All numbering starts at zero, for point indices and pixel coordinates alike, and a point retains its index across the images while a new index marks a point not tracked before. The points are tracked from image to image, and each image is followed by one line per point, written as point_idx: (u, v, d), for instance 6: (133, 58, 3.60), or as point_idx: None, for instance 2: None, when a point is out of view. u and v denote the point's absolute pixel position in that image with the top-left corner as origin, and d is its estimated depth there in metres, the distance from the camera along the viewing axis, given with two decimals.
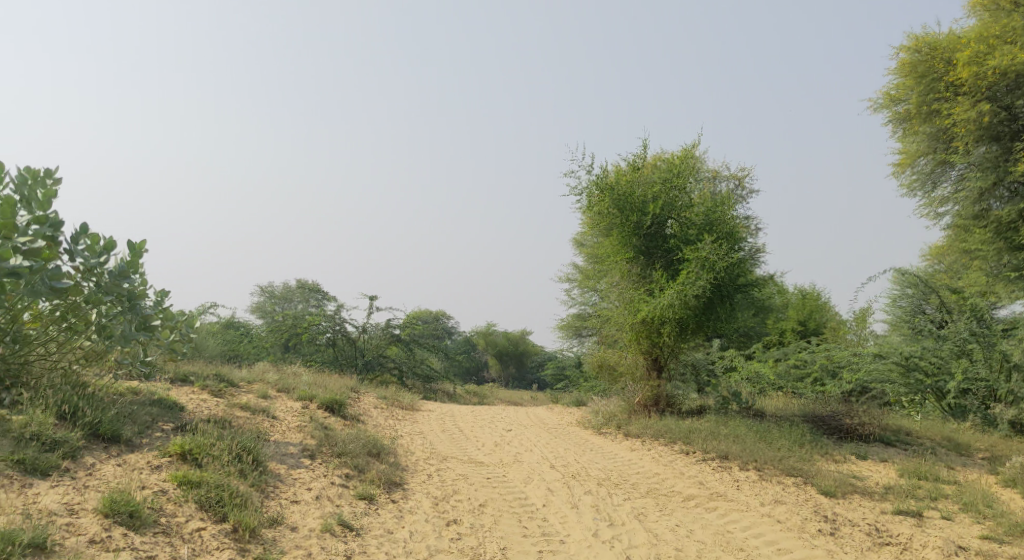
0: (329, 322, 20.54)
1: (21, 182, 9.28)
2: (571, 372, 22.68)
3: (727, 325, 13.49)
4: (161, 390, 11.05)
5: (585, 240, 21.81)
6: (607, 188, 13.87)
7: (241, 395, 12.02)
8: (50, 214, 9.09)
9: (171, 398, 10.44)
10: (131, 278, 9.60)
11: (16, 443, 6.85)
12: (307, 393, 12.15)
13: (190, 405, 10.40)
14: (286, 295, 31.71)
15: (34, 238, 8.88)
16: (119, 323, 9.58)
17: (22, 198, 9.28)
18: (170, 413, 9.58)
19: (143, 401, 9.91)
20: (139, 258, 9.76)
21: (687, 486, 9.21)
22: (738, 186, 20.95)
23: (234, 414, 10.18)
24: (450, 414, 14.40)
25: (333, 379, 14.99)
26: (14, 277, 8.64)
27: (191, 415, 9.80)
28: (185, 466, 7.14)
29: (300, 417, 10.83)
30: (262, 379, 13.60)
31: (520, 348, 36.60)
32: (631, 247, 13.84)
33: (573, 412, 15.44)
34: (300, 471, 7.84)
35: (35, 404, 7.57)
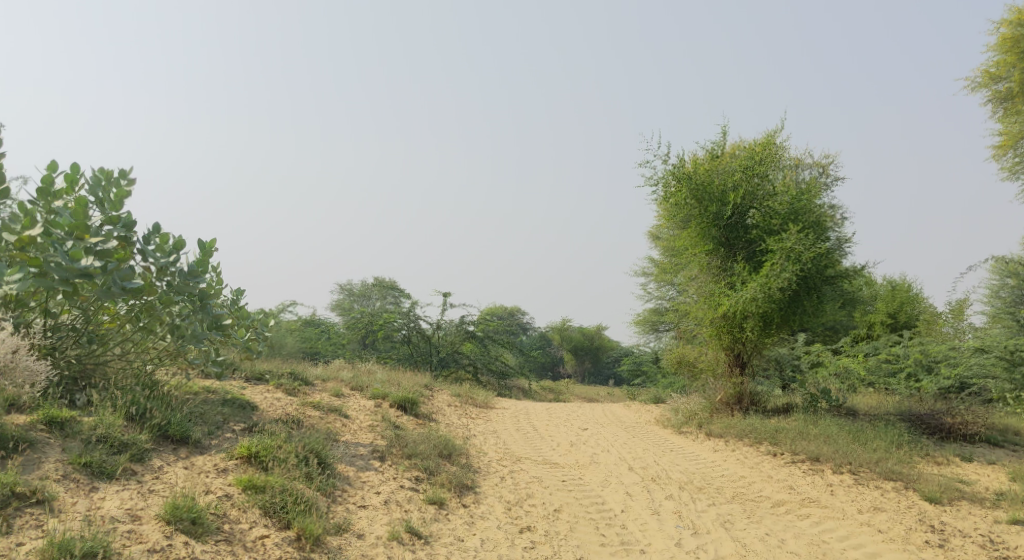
0: (404, 320, 20.42)
1: (94, 183, 9.31)
2: (648, 368, 22.05)
3: (814, 319, 12.76)
4: (234, 389, 11.01)
5: (661, 233, 21.15)
6: (684, 177, 13.26)
7: (314, 393, 11.91)
8: (121, 214, 9.09)
9: (244, 398, 10.37)
10: (202, 277, 9.58)
11: (86, 445, 6.80)
12: (380, 391, 11.96)
13: (263, 404, 10.31)
14: (363, 292, 31.84)
15: (106, 239, 8.89)
16: (192, 323, 9.59)
17: (95, 199, 9.31)
18: (241, 413, 9.49)
19: (216, 401, 9.86)
20: (209, 258, 9.72)
21: (776, 491, 8.63)
22: (822, 173, 19.97)
23: (305, 414, 10.04)
24: (525, 412, 14.05)
25: (407, 377, 14.80)
26: (86, 277, 8.64)
27: (262, 414, 9.70)
28: (251, 469, 6.97)
29: (371, 416, 10.63)
30: (335, 377, 13.48)
31: (596, 343, 35.98)
32: (710, 239, 13.23)
33: (651, 410, 14.91)
34: (369, 474, 7.60)
35: (106, 405, 7.53)
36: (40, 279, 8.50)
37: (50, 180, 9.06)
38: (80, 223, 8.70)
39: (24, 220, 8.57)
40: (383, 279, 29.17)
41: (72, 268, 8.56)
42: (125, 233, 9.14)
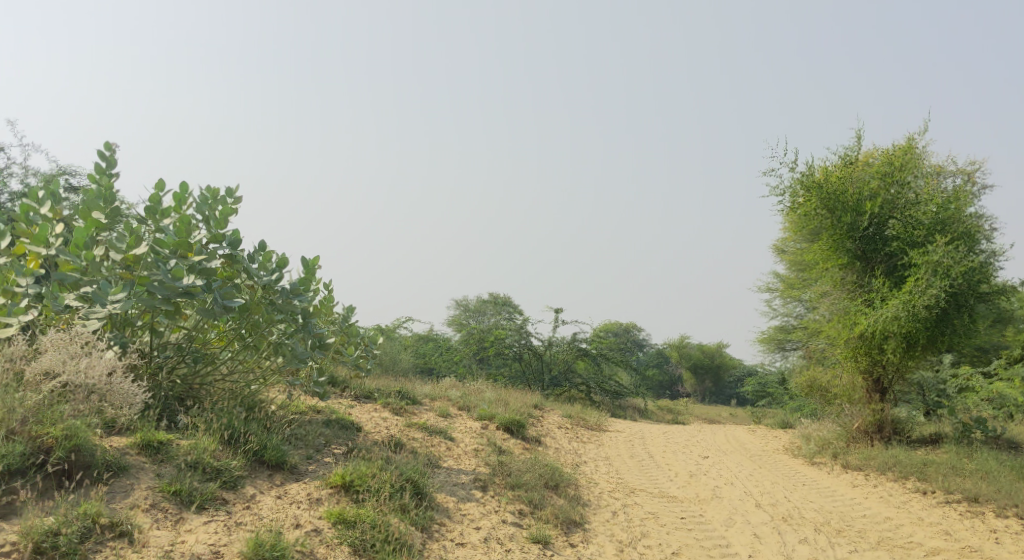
0: (516, 336, 20.06)
1: (201, 201, 9.19)
2: (774, 389, 20.77)
3: (965, 340, 11.45)
4: (341, 408, 10.75)
5: (787, 246, 19.90)
6: (814, 186, 12.24)
7: (421, 413, 11.52)
8: (225, 232, 8.94)
9: (349, 418, 10.06)
10: (304, 296, 9.32)
11: (179, 471, 6.64)
12: (488, 412, 11.46)
13: (368, 425, 9.99)
14: (478, 308, 31.73)
15: (209, 257, 8.75)
16: (295, 341, 9.34)
17: (202, 217, 9.19)
18: (344, 434, 9.18)
19: (320, 421, 9.59)
20: (313, 275, 9.46)
21: (929, 536, 7.58)
22: (967, 180, 18.34)
23: (410, 436, 9.65)
24: (641, 435, 13.26)
25: (517, 396, 14.28)
26: (188, 296, 8.49)
27: (366, 436, 9.36)
28: (345, 500, 6.57)
29: (478, 439, 10.14)
30: (444, 395, 13.09)
31: (717, 361, 34.53)
32: (845, 252, 12.15)
33: (779, 437, 13.83)
34: (470, 506, 7.08)
35: (202, 428, 7.32)
36: (143, 298, 8.40)
37: (158, 198, 9.00)
38: (183, 241, 8.59)
39: (129, 239, 8.55)
40: (497, 295, 28.90)
41: (174, 287, 8.42)
42: (229, 251, 8.98)
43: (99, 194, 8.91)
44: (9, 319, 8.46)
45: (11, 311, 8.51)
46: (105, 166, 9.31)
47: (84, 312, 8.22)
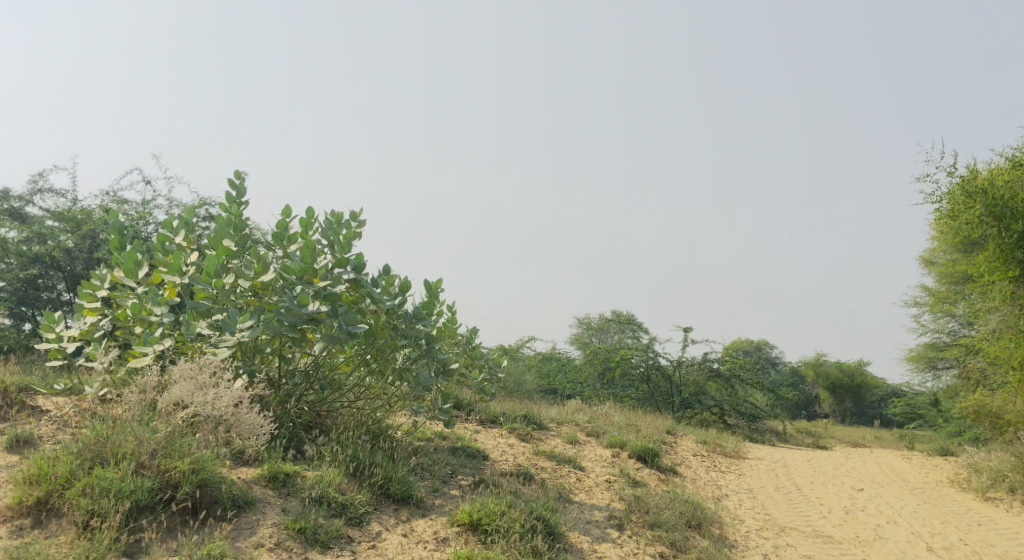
0: (642, 356, 19.32)
1: (326, 226, 9.11)
2: (926, 411, 19.22)
3: None
4: (466, 434, 10.43)
5: (937, 257, 18.36)
6: (978, 191, 11.11)
7: (548, 438, 11.05)
8: (350, 256, 8.81)
9: (476, 445, 9.72)
10: (427, 320, 9.06)
11: (304, 505, 6.48)
12: (619, 438, 10.87)
13: (495, 452, 9.63)
14: (601, 327, 31.01)
15: (334, 282, 8.62)
16: (419, 368, 9.08)
17: (327, 242, 9.11)
18: (472, 464, 8.84)
19: (446, 448, 9.29)
20: (436, 299, 9.21)
21: None
22: None
23: (539, 465, 9.22)
24: (784, 463, 12.34)
25: (647, 420, 13.62)
26: (313, 323, 8.36)
27: (494, 465, 8.99)
28: (473, 540, 6.26)
29: (610, 468, 9.60)
30: (571, 420, 12.58)
31: (857, 381, 32.45)
32: (1015, 263, 10.83)
33: (939, 466, 12.63)
34: (606, 548, 6.59)
35: (326, 459, 7.13)
36: (271, 326, 8.31)
37: (285, 224, 8.97)
38: (308, 266, 8.48)
39: (257, 266, 8.55)
40: (620, 314, 28.20)
41: (300, 313, 8.31)
42: (353, 276, 8.84)
43: (229, 222, 8.97)
44: (145, 348, 8.56)
45: (147, 340, 8.62)
46: (235, 195, 9.39)
47: (214, 340, 8.20)
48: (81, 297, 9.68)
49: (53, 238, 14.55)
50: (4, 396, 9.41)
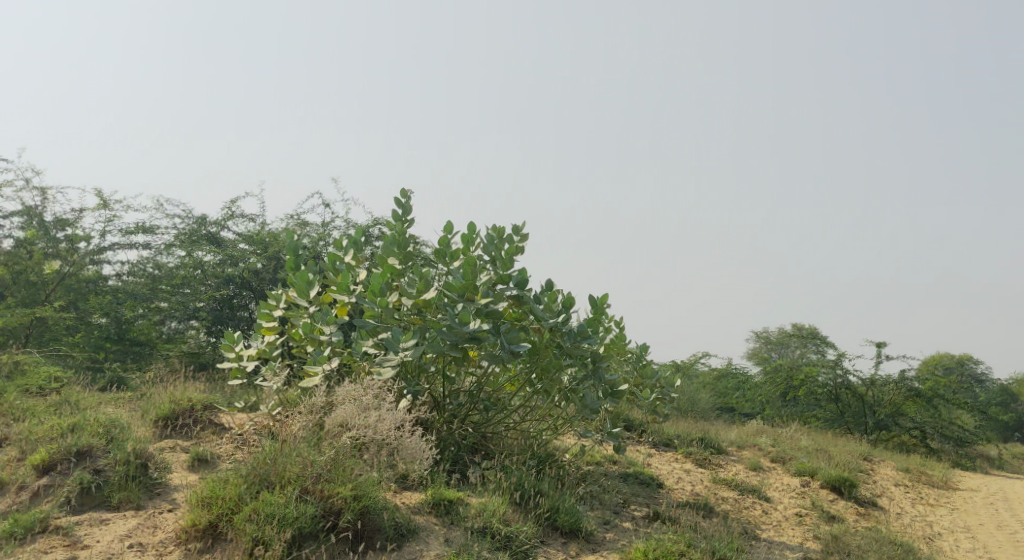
0: (829, 374, 17.76)
1: (488, 242, 8.84)
2: None
3: None
4: (639, 458, 9.83)
5: None
6: None
7: (729, 464, 10.23)
8: (512, 273, 8.49)
9: (650, 471, 9.11)
10: (594, 338, 8.56)
11: (468, 536, 6.21)
12: (809, 465, 9.88)
13: (670, 479, 8.98)
14: (780, 341, 29.36)
15: (496, 299, 8.31)
16: (586, 389, 8.61)
17: (488, 257, 8.83)
18: (647, 492, 8.26)
19: (617, 474, 8.76)
20: (602, 316, 8.69)
21: None
22: None
23: (719, 494, 8.50)
24: (1006, 496, 10.82)
25: (840, 444, 12.43)
26: (475, 341, 8.08)
27: (670, 494, 8.36)
28: None
29: (800, 499, 8.69)
30: (753, 443, 11.65)
31: None
32: None
33: None
34: None
35: (490, 487, 6.82)
36: (433, 344, 8.09)
37: (447, 240, 8.77)
38: (469, 283, 8.21)
39: (420, 284, 8.39)
40: (802, 328, 26.55)
41: (461, 332, 8.05)
42: (516, 292, 8.50)
43: (394, 239, 8.89)
44: (314, 368, 8.61)
45: (316, 360, 8.66)
46: (401, 213, 9.32)
47: (378, 359, 8.07)
48: (259, 317, 9.88)
49: (245, 260, 15.27)
50: (190, 414, 9.65)
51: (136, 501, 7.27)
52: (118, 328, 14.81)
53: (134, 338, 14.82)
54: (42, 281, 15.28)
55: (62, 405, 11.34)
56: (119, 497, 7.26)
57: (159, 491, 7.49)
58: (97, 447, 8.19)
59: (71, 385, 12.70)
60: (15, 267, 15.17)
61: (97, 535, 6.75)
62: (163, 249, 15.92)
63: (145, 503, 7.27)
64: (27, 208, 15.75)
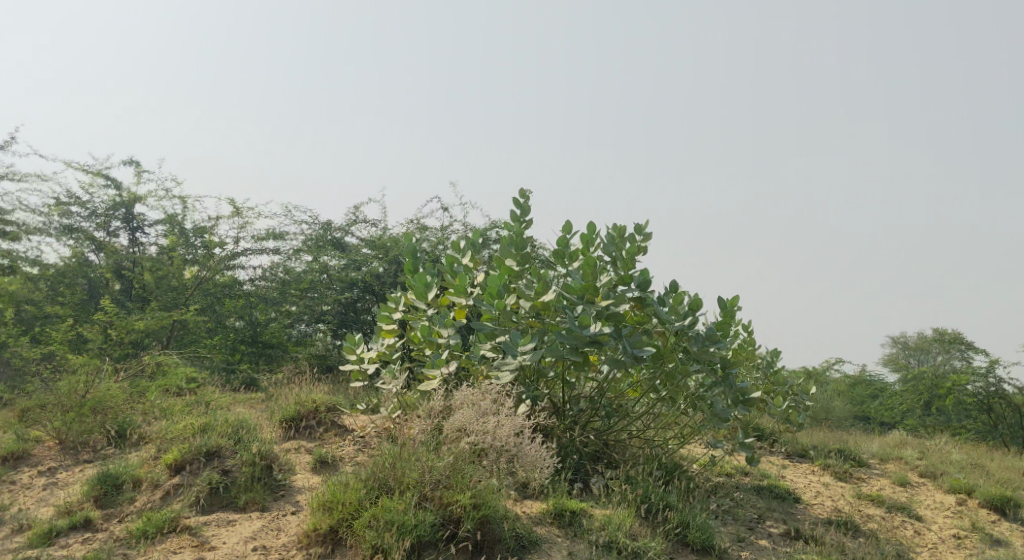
0: (981, 382, 16.37)
1: (609, 242, 8.51)
2: None
3: None
4: (773, 470, 9.26)
5: None
6: None
7: (872, 479, 9.50)
8: (634, 274, 8.13)
9: (785, 484, 8.54)
10: (723, 342, 8.11)
11: (594, 551, 5.96)
12: (965, 482, 9.04)
13: (809, 493, 8.39)
14: (920, 346, 27.53)
15: (617, 301, 7.99)
16: (714, 397, 8.19)
17: (610, 258, 8.50)
18: (783, 508, 7.74)
19: (749, 487, 8.26)
20: (732, 318, 8.22)
21: None
22: None
23: (864, 512, 7.87)
24: None
25: (997, 458, 11.37)
26: (596, 345, 7.78)
27: (809, 510, 7.80)
28: None
29: (957, 520, 7.93)
30: (898, 455, 10.80)
31: None
32: None
33: None
34: None
35: (614, 500, 6.55)
36: (553, 349, 7.83)
37: (566, 241, 8.49)
38: (590, 285, 7.91)
39: (538, 285, 8.16)
40: (945, 332, 24.78)
41: (581, 336, 7.77)
42: (638, 294, 8.15)
43: (511, 240, 8.69)
44: (433, 371, 8.51)
45: (435, 363, 8.58)
46: (519, 214, 9.11)
47: (496, 363, 7.88)
48: (380, 319, 9.90)
49: (367, 264, 15.41)
50: (315, 415, 9.75)
51: (262, 503, 7.33)
52: (251, 331, 15.48)
53: (266, 340, 15.38)
54: (181, 286, 15.93)
55: (197, 405, 11.72)
56: (246, 498, 7.35)
57: (283, 493, 7.54)
58: (226, 447, 8.36)
59: (205, 386, 13.17)
60: (158, 272, 15.91)
61: (223, 536, 6.84)
62: (291, 254, 16.32)
63: (269, 505, 7.33)
64: (168, 217, 16.48)
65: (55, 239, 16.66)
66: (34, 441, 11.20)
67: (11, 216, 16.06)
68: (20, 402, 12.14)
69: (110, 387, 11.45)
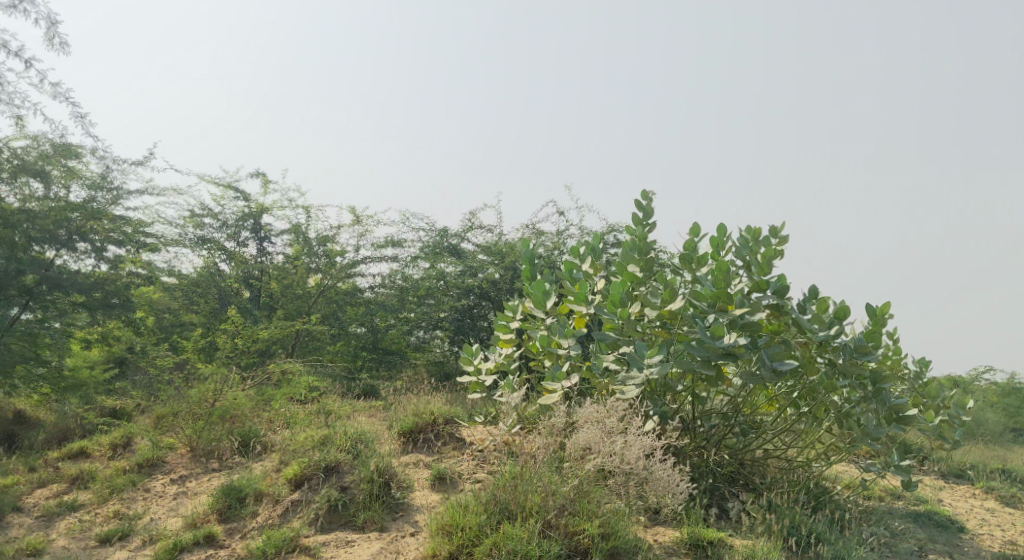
0: None
1: (741, 245, 7.90)
2: None
3: None
4: (927, 493, 8.41)
5: None
6: None
7: None
8: (771, 279, 7.50)
9: (945, 510, 7.72)
10: (873, 354, 7.39)
11: None
12: None
13: (973, 521, 7.55)
14: None
15: (753, 309, 7.39)
16: (864, 414, 7.51)
17: (742, 262, 7.89)
18: (946, 539, 6.98)
19: (903, 512, 7.50)
20: (882, 327, 7.50)
21: None
22: None
23: None
24: None
25: None
26: (731, 358, 7.21)
27: (976, 542, 6.99)
28: None
29: None
30: None
31: None
32: None
33: None
34: None
35: (756, 529, 6.24)
36: (682, 361, 7.29)
37: (694, 244, 7.92)
38: (723, 292, 7.33)
39: (665, 293, 7.62)
40: None
41: (714, 347, 7.20)
42: (776, 301, 7.52)
43: (634, 245, 8.20)
44: (553, 385, 8.09)
45: (555, 377, 8.16)
46: (641, 216, 8.60)
47: (621, 377, 7.40)
48: (497, 329, 9.60)
49: (483, 270, 15.19)
50: (433, 428, 9.51)
51: (380, 522, 7.12)
52: (373, 337, 15.62)
53: (386, 347, 15.54)
54: (306, 294, 15.93)
55: (319, 414, 11.74)
56: (364, 517, 7.16)
57: (402, 512, 7.30)
58: (344, 461, 8.24)
59: (327, 395, 13.23)
60: (284, 281, 15.83)
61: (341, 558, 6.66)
62: (409, 261, 16.31)
63: (388, 525, 7.11)
64: (292, 226, 16.69)
65: (190, 250, 17.22)
66: (167, 448, 11.42)
67: (150, 228, 16.70)
68: (154, 408, 12.18)
69: (238, 395, 11.58)
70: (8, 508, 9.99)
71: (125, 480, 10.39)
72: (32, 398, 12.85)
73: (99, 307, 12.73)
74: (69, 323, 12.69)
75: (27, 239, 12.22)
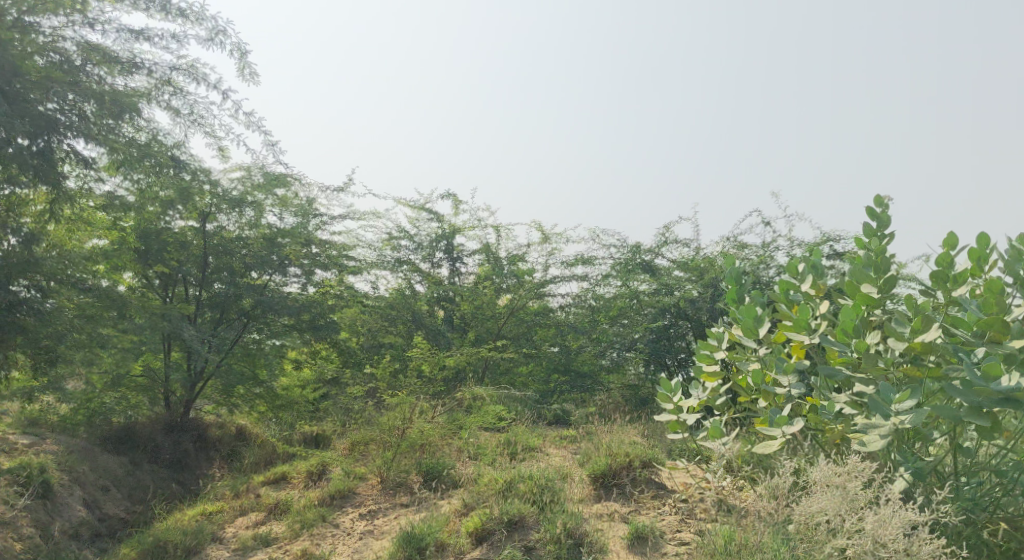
0: None
1: (1014, 258, 6.28)
2: None
3: None
4: None
5: None
6: None
7: None
8: None
9: None
10: None
11: None
12: None
13: None
14: None
15: None
16: None
17: (1015, 280, 6.26)
18: None
19: None
20: None
21: None
22: None
23: None
24: None
25: None
26: (1013, 405, 5.60)
27: None
28: None
29: None
30: None
31: None
32: None
33: None
34: None
35: None
36: (944, 408, 5.78)
37: (949, 259, 6.38)
38: (995, 319, 5.79)
39: (915, 321, 6.14)
40: None
41: (988, 391, 5.63)
42: None
43: (870, 262, 6.73)
44: (772, 430, 6.73)
45: (773, 420, 6.79)
46: (876, 227, 7.12)
47: (862, 425, 5.98)
48: (698, 359, 8.33)
49: (681, 288, 13.92)
50: (629, 472, 8.37)
51: None
52: (566, 357, 14.91)
53: (579, 369, 14.86)
54: (496, 315, 15.26)
55: (510, 445, 10.93)
56: None
57: None
58: (529, 515, 7.41)
59: (517, 423, 12.46)
60: (475, 301, 15.19)
61: None
62: (601, 279, 15.34)
63: None
64: (483, 246, 16.16)
65: (386, 272, 17.21)
66: (358, 478, 10.91)
67: (351, 251, 16.86)
68: (349, 433, 11.81)
69: (426, 425, 11.04)
70: (207, 538, 9.75)
71: (315, 515, 9.93)
72: (250, 415, 12.83)
73: (308, 327, 12.75)
74: (284, 344, 12.74)
75: (244, 265, 12.36)
